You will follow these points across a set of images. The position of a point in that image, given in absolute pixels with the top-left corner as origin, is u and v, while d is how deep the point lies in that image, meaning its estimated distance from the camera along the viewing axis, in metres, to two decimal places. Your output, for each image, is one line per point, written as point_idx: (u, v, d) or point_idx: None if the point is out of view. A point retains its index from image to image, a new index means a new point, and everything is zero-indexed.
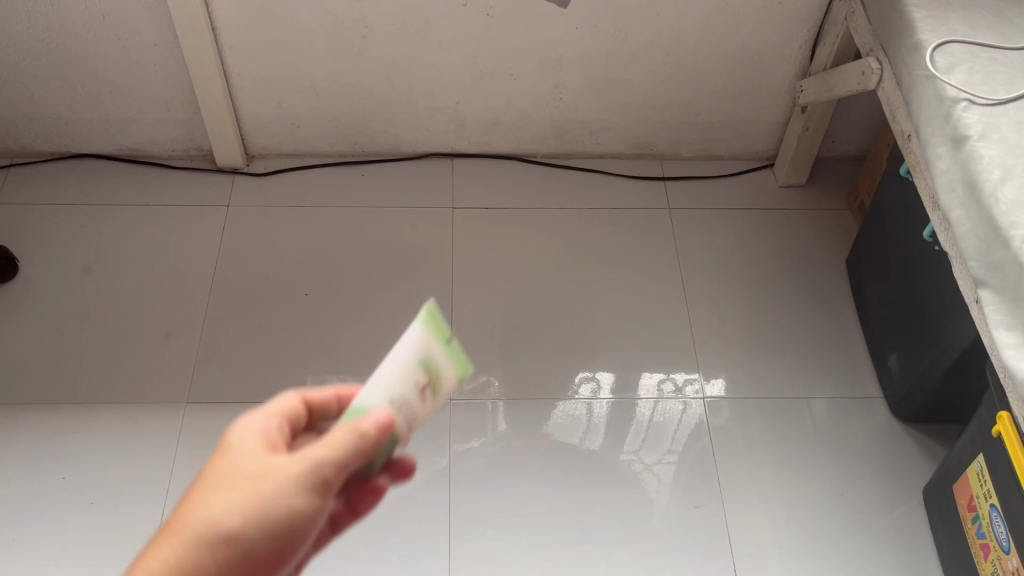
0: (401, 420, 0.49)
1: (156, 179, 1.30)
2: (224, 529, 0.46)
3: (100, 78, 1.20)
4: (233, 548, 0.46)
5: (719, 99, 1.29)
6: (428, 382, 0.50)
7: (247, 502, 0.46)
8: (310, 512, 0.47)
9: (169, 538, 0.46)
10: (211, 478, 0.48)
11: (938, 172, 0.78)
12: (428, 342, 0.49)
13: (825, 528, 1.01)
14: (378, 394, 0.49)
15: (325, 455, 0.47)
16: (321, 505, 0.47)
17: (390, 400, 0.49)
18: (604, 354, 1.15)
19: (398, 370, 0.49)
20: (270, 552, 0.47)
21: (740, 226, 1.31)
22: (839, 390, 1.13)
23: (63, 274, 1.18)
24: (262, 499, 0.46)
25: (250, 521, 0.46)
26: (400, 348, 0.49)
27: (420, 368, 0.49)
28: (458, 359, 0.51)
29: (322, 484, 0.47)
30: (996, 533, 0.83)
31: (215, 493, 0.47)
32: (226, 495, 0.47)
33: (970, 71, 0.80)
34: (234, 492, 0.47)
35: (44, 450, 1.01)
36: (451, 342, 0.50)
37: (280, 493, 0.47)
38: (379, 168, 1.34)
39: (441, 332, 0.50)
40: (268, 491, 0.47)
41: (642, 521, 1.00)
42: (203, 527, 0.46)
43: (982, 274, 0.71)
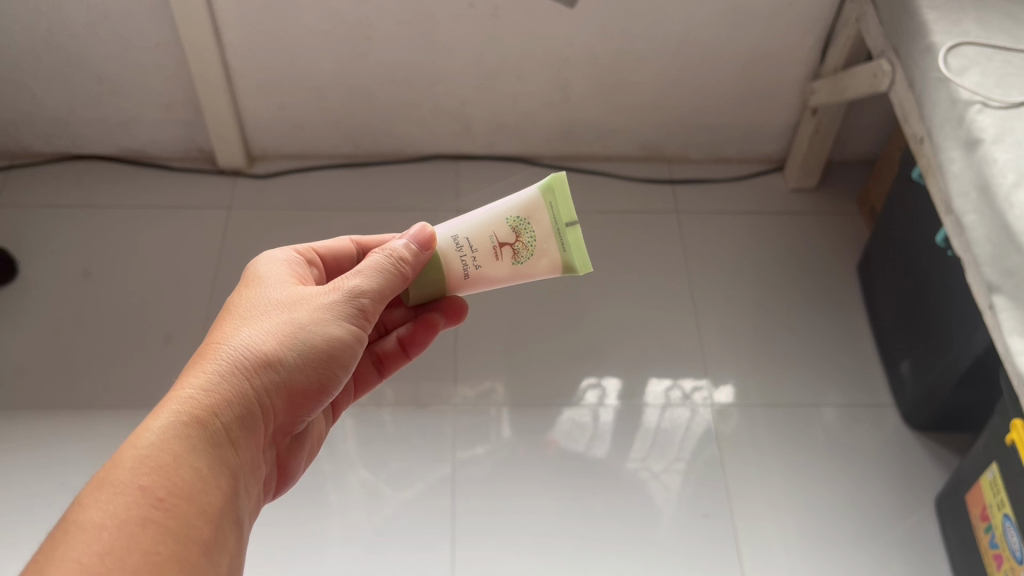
0: (478, 241, 0.64)
1: (158, 180, 1.29)
2: (269, 347, 0.57)
3: (102, 79, 1.19)
4: (274, 367, 0.57)
5: (728, 101, 1.27)
6: (524, 234, 0.63)
7: (289, 324, 0.58)
8: (344, 338, 0.60)
9: (209, 357, 0.56)
10: (244, 314, 0.59)
11: (950, 175, 0.76)
12: (539, 204, 0.63)
13: (835, 538, 0.98)
14: (487, 214, 0.64)
15: (362, 283, 0.61)
16: (354, 331, 0.60)
17: (487, 222, 0.64)
18: (611, 359, 1.13)
19: (509, 204, 0.63)
20: (307, 371, 0.59)
21: (750, 230, 1.29)
22: (850, 397, 1.11)
23: (64, 277, 1.17)
24: (301, 323, 0.59)
25: (292, 341, 0.58)
26: (520, 196, 0.63)
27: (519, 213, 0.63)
28: (572, 243, 0.63)
29: (358, 312, 0.60)
30: (1010, 543, 0.81)
31: (256, 322, 0.58)
32: (268, 320, 0.59)
33: (984, 73, 0.78)
34: (274, 318, 0.59)
35: (43, 455, 1.00)
36: (564, 228, 0.63)
37: (318, 316, 0.59)
38: (384, 170, 1.33)
39: (562, 209, 0.62)
40: (309, 315, 0.59)
41: (648, 531, 0.98)
42: (247, 348, 0.57)
43: (994, 278, 0.69)
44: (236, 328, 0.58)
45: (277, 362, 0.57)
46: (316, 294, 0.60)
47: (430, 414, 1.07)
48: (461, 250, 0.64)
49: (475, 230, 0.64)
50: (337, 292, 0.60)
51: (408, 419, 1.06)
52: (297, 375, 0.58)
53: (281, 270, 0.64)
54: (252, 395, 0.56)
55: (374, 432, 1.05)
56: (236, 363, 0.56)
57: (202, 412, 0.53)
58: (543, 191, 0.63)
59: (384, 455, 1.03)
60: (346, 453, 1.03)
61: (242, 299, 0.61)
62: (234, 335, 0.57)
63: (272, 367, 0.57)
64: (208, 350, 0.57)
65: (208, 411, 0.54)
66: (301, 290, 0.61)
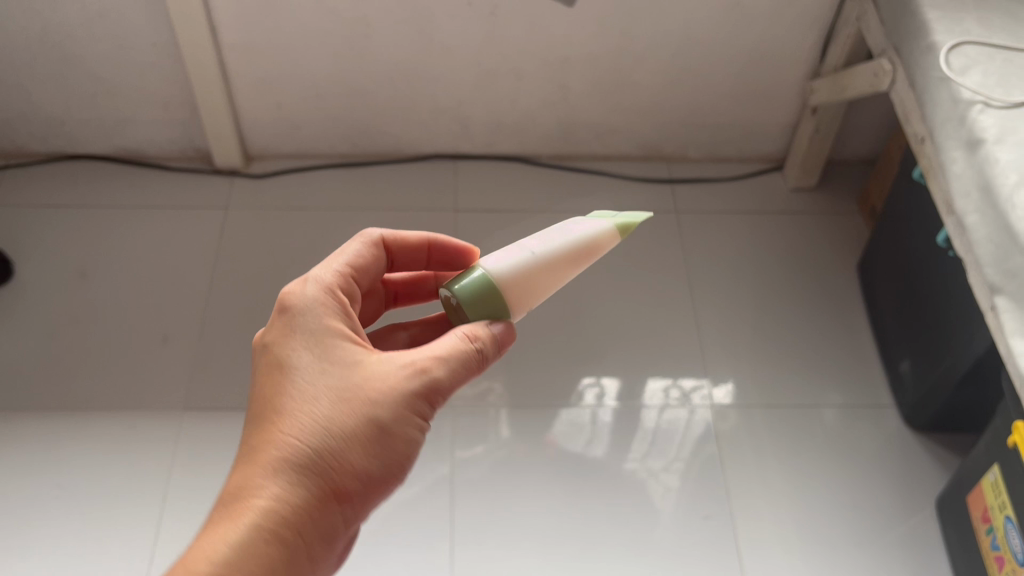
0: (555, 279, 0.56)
1: (154, 180, 1.28)
2: (353, 458, 0.51)
3: (98, 79, 1.18)
4: (357, 481, 0.51)
5: (728, 100, 1.26)
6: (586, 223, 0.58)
7: (354, 424, 0.51)
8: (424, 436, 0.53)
9: (271, 465, 0.50)
10: (309, 402, 0.51)
11: (952, 176, 0.76)
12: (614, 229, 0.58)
13: (835, 540, 0.98)
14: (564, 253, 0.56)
15: (447, 375, 0.53)
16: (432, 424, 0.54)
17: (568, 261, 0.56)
18: (609, 359, 1.13)
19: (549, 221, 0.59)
20: (382, 471, 0.52)
21: (749, 230, 1.28)
22: (850, 398, 1.10)
23: (60, 278, 1.16)
24: (383, 423, 0.51)
25: (357, 443, 0.51)
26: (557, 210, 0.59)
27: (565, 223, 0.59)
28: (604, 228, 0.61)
29: (436, 405, 0.53)
30: (1012, 545, 0.81)
31: (329, 421, 0.51)
32: (343, 418, 0.51)
33: (986, 73, 0.78)
34: (337, 415, 0.51)
35: (39, 456, 1.00)
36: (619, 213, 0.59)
37: (401, 414, 0.52)
38: (381, 169, 1.32)
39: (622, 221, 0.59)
40: (388, 415, 0.51)
41: (647, 531, 0.98)
42: (310, 455, 0.50)
43: (997, 280, 0.68)
44: (306, 426, 0.51)
45: (360, 475, 0.51)
46: (394, 381, 0.52)
47: None
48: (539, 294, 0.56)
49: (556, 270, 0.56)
50: (407, 379, 0.52)
51: None
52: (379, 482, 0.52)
53: (337, 326, 0.55)
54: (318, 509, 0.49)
55: None
56: (317, 481, 0.50)
57: (269, 537, 0.48)
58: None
59: None
60: None
61: (300, 379, 0.53)
62: (306, 438, 0.50)
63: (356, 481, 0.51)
64: (270, 456, 0.50)
65: (275, 535, 0.48)
66: (372, 371, 0.53)
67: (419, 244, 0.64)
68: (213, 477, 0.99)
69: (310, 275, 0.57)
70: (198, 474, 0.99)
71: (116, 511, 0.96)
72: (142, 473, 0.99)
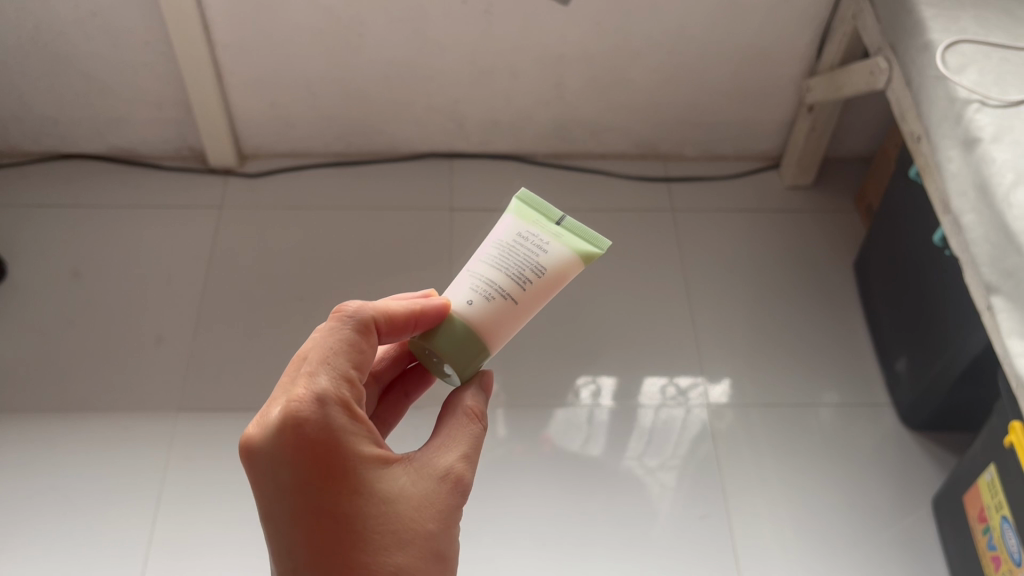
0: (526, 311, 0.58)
1: (148, 179, 1.28)
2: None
3: (91, 78, 1.18)
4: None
5: (724, 98, 1.26)
6: (534, 242, 0.58)
7: (430, 559, 0.50)
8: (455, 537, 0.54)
9: None
10: (383, 551, 0.49)
11: (949, 175, 0.76)
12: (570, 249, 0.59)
13: (831, 538, 0.98)
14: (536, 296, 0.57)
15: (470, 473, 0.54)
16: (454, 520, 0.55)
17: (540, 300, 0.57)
18: (605, 357, 1.12)
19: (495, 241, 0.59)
20: None
21: (745, 228, 1.28)
22: (846, 396, 1.10)
23: (53, 279, 1.16)
24: (443, 544, 0.51)
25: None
26: (499, 230, 0.59)
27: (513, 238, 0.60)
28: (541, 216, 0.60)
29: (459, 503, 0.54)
30: (1008, 545, 0.81)
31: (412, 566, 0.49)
32: (418, 556, 0.49)
33: (982, 71, 0.77)
34: (414, 557, 0.49)
35: (33, 457, 1.00)
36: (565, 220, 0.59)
37: (452, 527, 0.52)
38: (376, 167, 1.32)
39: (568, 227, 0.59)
40: (446, 534, 0.51)
41: (643, 529, 0.98)
42: None
43: (994, 280, 0.68)
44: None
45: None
46: (442, 497, 0.52)
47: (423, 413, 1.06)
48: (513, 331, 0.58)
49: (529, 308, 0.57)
50: (455, 492, 0.52)
51: None
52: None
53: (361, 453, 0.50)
54: None
55: None
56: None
57: None
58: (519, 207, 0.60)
59: None
60: None
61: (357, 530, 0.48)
62: None
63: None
64: None
65: None
66: (419, 492, 0.51)
67: (408, 319, 0.54)
68: (208, 478, 0.99)
69: (320, 390, 0.49)
70: (193, 474, 0.99)
71: (110, 511, 0.96)
72: (136, 473, 0.99)
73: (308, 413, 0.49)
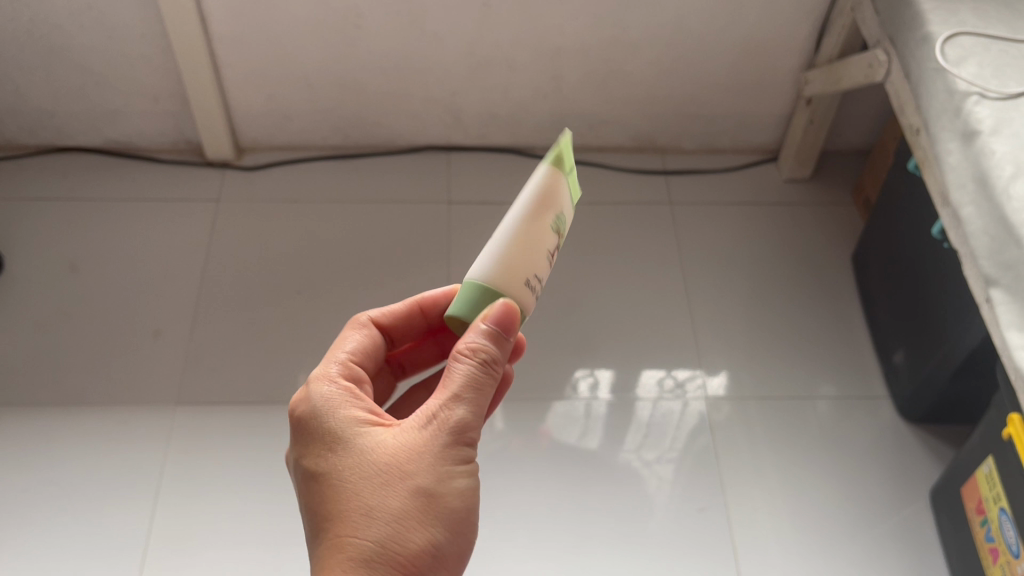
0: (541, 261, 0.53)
1: (144, 173, 1.27)
2: (415, 536, 0.50)
3: (88, 71, 1.17)
4: (428, 553, 0.50)
5: (722, 91, 1.26)
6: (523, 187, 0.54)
7: (410, 502, 0.51)
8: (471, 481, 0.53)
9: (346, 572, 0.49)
10: (357, 497, 0.51)
11: (948, 168, 0.76)
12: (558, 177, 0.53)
13: (829, 531, 0.98)
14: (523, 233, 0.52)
15: (468, 414, 0.52)
16: (474, 464, 0.53)
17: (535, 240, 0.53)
18: (603, 351, 1.12)
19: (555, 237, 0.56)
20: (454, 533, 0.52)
21: (743, 221, 1.28)
22: (844, 389, 1.10)
23: (49, 272, 1.15)
24: (429, 485, 0.51)
25: (422, 517, 0.51)
26: None
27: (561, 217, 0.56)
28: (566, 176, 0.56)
29: (469, 445, 0.53)
30: (1006, 537, 0.81)
31: (382, 507, 0.51)
32: (392, 497, 0.51)
33: (981, 64, 0.77)
34: (390, 501, 0.51)
35: (30, 451, 0.99)
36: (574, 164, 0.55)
37: (442, 469, 0.51)
38: (373, 160, 1.31)
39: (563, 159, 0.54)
40: (431, 477, 0.51)
41: (641, 522, 0.98)
42: (383, 547, 0.50)
43: (992, 272, 0.68)
44: (366, 520, 0.50)
45: (425, 546, 0.50)
46: (425, 440, 0.52)
47: None
48: (534, 285, 0.53)
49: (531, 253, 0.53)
50: (441, 434, 0.52)
51: None
52: (450, 543, 0.52)
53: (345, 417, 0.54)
54: None
55: None
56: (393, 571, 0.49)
57: None
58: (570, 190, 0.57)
59: None
60: None
61: (337, 483, 0.52)
62: (370, 536, 0.50)
63: (424, 553, 0.50)
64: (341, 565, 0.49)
65: None
66: (405, 438, 0.52)
67: (409, 313, 0.63)
68: (206, 471, 0.99)
69: (312, 377, 0.57)
70: (192, 468, 0.99)
71: (108, 505, 0.96)
72: (134, 467, 0.99)
73: (300, 394, 0.57)
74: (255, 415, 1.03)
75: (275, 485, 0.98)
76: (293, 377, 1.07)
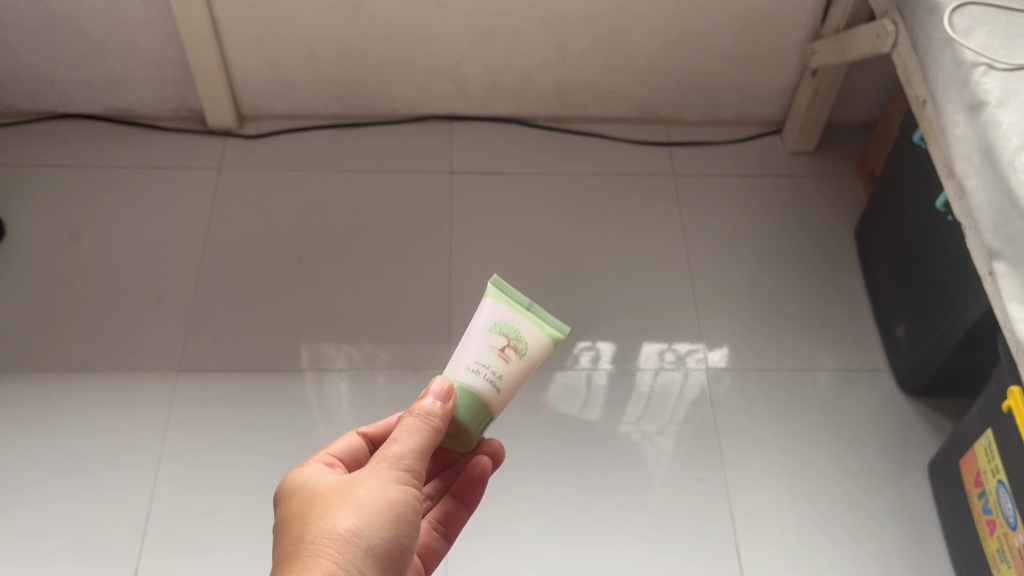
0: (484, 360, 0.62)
1: (146, 140, 1.27)
2: (343, 528, 0.54)
3: (88, 36, 1.16)
4: (355, 543, 0.53)
5: (727, 62, 1.25)
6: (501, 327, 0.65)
7: (347, 505, 0.55)
8: (406, 498, 0.56)
9: (289, 560, 0.53)
10: (306, 513, 0.56)
11: (954, 140, 0.75)
12: (502, 306, 0.65)
13: (828, 503, 0.99)
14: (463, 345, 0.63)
15: (404, 446, 0.58)
16: (412, 490, 0.57)
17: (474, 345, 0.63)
18: (605, 323, 1.12)
19: (523, 360, 0.63)
20: (392, 539, 0.55)
21: (746, 193, 1.27)
22: (845, 362, 1.10)
23: (51, 239, 1.15)
24: (363, 494, 0.56)
25: (357, 514, 0.55)
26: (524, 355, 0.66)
27: (520, 342, 0.63)
28: (546, 321, 0.65)
29: (408, 474, 0.58)
30: (1004, 509, 0.81)
31: (317, 514, 0.56)
32: (333, 508, 0.56)
33: (990, 34, 0.76)
34: (330, 508, 0.56)
35: (34, 417, 1.00)
36: (535, 304, 0.65)
37: (377, 484, 0.56)
38: (375, 129, 1.31)
39: (521, 302, 0.65)
40: (363, 489, 0.56)
41: (640, 493, 0.98)
42: (324, 536, 0.54)
43: (997, 245, 0.68)
44: (305, 524, 0.55)
45: (351, 533, 0.54)
46: (364, 470, 0.58)
47: (424, 378, 1.06)
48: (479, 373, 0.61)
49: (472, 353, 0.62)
50: (379, 462, 0.58)
51: (404, 382, 1.05)
52: (382, 543, 0.54)
53: (310, 470, 0.61)
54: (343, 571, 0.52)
55: (368, 396, 1.04)
56: (317, 555, 0.53)
57: None
58: (548, 336, 0.65)
59: (380, 415, 1.02)
60: (341, 415, 1.02)
61: (293, 508, 0.58)
62: (312, 532, 0.54)
63: (349, 540, 0.53)
64: (287, 556, 0.53)
65: None
66: (355, 472, 0.59)
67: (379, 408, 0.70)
68: (209, 440, 0.99)
69: None
70: (195, 436, 0.99)
71: (112, 471, 0.97)
72: (137, 434, 0.99)
73: None
74: (257, 383, 1.04)
75: (277, 453, 0.99)
76: (295, 345, 1.07)
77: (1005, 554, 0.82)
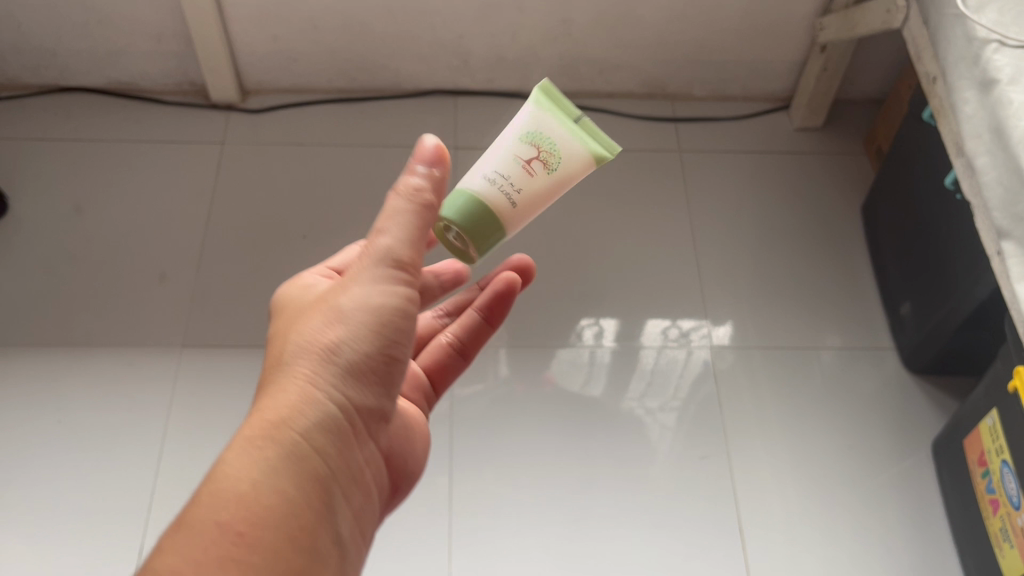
0: (508, 168, 0.57)
1: (148, 114, 1.26)
2: (320, 332, 0.49)
3: (90, 8, 1.15)
4: (329, 356, 0.48)
5: (735, 37, 1.24)
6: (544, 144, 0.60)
7: (326, 306, 0.50)
8: (397, 297, 0.50)
9: (264, 389, 0.49)
10: (293, 322, 0.52)
11: (965, 117, 0.74)
12: (542, 114, 0.59)
13: (830, 480, 0.99)
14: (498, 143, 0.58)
15: (393, 238, 0.51)
16: (407, 289, 0.51)
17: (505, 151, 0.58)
18: (609, 300, 1.12)
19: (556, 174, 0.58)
20: (376, 361, 0.49)
21: (752, 170, 1.26)
22: (849, 340, 1.10)
23: (54, 213, 1.15)
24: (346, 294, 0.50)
25: (335, 317, 0.49)
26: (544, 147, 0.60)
27: (554, 155, 0.58)
28: (590, 136, 0.59)
29: (401, 267, 0.51)
30: (1007, 488, 0.82)
31: (296, 326, 0.51)
32: (313, 315, 0.51)
33: (1004, 8, 0.74)
34: (311, 311, 0.51)
35: (39, 391, 1.00)
36: (584, 116, 0.60)
37: (363, 267, 0.51)
38: (379, 104, 1.30)
39: (566, 110, 0.59)
40: (346, 291, 0.50)
41: (643, 470, 0.99)
42: (300, 345, 0.49)
43: (1006, 224, 0.67)
44: (288, 331, 0.51)
45: (326, 342, 0.48)
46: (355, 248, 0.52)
47: None
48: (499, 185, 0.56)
49: (501, 162, 0.57)
50: (366, 248, 0.52)
51: None
52: (363, 358, 0.49)
53: (314, 284, 0.57)
54: (313, 401, 0.47)
55: None
56: (289, 373, 0.48)
57: (270, 430, 0.46)
58: (589, 150, 0.59)
59: None
60: None
61: (285, 317, 0.54)
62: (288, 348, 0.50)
63: (323, 351, 0.48)
64: (263, 385, 0.49)
65: (280, 425, 0.46)
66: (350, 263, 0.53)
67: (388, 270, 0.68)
68: (213, 414, 1.00)
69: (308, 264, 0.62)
70: (199, 410, 1.00)
71: (116, 446, 0.97)
72: (141, 409, 0.99)
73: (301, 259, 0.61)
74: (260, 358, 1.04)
75: None
76: None
77: (1007, 533, 0.82)
